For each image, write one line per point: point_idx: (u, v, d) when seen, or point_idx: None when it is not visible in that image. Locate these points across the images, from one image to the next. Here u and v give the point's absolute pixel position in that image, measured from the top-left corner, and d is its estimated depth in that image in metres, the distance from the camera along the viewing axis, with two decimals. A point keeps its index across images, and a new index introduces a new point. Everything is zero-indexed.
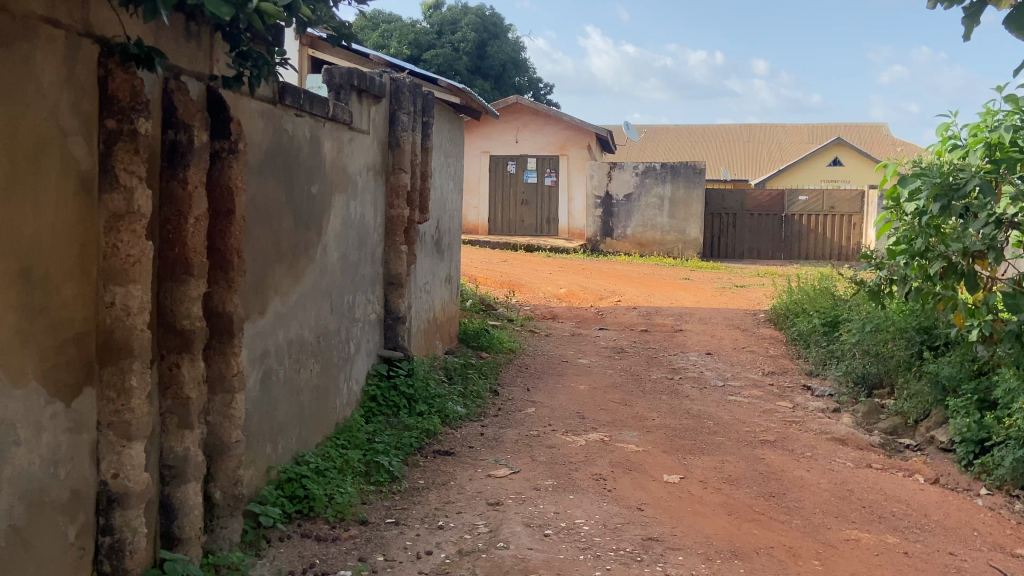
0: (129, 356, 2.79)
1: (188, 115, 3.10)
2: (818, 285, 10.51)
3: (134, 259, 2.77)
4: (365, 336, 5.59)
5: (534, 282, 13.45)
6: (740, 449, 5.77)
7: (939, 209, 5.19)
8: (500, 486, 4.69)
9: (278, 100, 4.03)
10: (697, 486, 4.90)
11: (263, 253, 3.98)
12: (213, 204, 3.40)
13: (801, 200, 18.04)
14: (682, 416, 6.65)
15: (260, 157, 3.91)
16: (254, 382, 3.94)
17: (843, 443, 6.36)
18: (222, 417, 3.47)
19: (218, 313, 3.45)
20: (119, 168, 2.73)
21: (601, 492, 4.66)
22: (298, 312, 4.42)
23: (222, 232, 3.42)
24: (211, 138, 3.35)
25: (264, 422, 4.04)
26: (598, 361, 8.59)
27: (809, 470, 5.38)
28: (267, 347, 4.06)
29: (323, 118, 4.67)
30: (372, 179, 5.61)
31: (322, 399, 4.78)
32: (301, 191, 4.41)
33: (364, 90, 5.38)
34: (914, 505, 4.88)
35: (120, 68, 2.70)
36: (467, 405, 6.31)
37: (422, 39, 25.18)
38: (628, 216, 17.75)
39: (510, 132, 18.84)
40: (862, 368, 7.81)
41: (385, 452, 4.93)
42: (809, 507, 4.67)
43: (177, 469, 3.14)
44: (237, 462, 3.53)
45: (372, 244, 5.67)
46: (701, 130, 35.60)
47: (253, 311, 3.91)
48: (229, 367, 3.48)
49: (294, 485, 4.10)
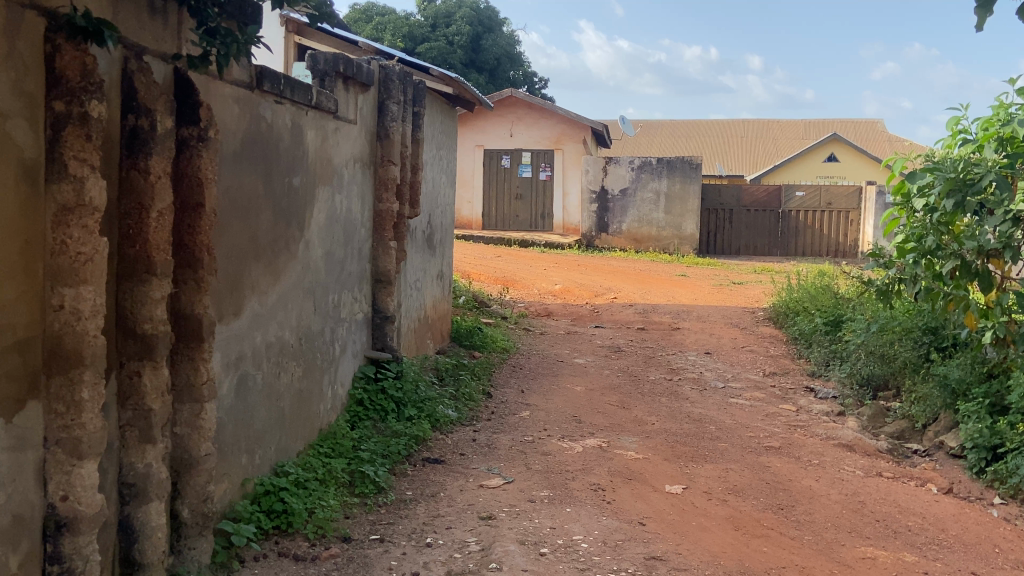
0: (80, 365, 2.50)
1: (151, 98, 2.81)
2: (818, 283, 10.26)
3: (85, 257, 2.48)
4: (351, 337, 5.31)
5: (529, 278, 13.16)
6: (744, 456, 5.51)
7: (953, 205, 4.98)
8: (493, 497, 4.43)
9: (256, 86, 3.74)
10: (701, 497, 4.64)
11: (239, 250, 3.69)
12: (180, 196, 3.11)
13: (799, 196, 17.76)
14: (683, 420, 6.38)
15: (235, 147, 3.62)
16: (229, 389, 3.66)
17: (850, 450, 6.11)
18: (190, 429, 3.19)
19: (186, 315, 3.16)
20: (69, 155, 2.42)
21: (600, 504, 4.40)
22: (278, 313, 4.14)
23: (191, 227, 3.13)
24: (177, 124, 3.07)
25: (240, 431, 3.76)
26: (594, 361, 8.32)
27: (817, 480, 5.12)
28: (243, 351, 3.78)
29: (306, 106, 4.38)
30: (359, 171, 5.31)
31: (305, 403, 4.50)
32: (281, 183, 4.12)
33: (350, 77, 5.07)
34: (931, 520, 4.64)
35: (69, 43, 2.40)
36: (459, 409, 6.04)
37: (416, 32, 24.92)
38: (623, 212, 17.52)
39: (504, 126, 18.50)
40: (867, 370, 7.55)
41: (370, 461, 4.65)
42: (820, 521, 4.42)
43: (138, 487, 2.86)
44: (207, 477, 3.25)
45: (359, 240, 5.39)
46: (696, 126, 35.36)
47: (227, 312, 3.62)
48: (198, 375, 3.19)
49: (271, 499, 3.82)
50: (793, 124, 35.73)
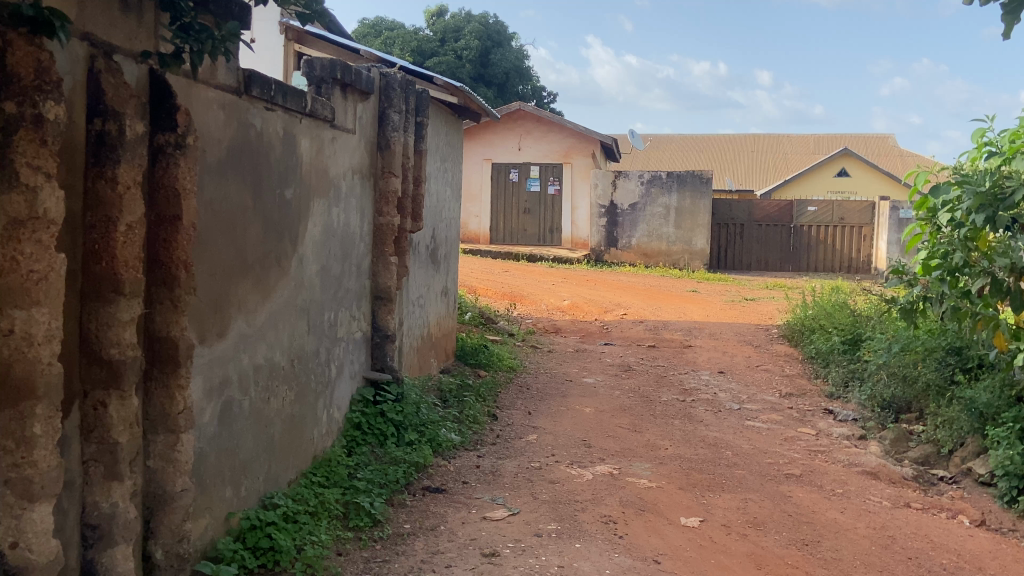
0: (30, 398, 2.24)
1: (120, 100, 2.57)
2: (834, 300, 9.96)
3: (38, 276, 2.22)
4: (349, 357, 5.04)
5: (537, 294, 12.89)
6: (763, 485, 5.20)
7: (983, 221, 4.82)
8: (496, 531, 4.14)
9: (244, 90, 3.50)
10: (720, 531, 4.34)
11: (224, 267, 3.44)
12: (155, 209, 2.86)
13: (811, 211, 17.47)
14: (698, 444, 6.08)
15: (220, 156, 3.37)
16: (212, 417, 3.40)
17: (875, 478, 5.79)
18: (165, 462, 2.92)
19: (161, 337, 2.90)
20: (21, 162, 2.17)
21: (611, 540, 4.10)
22: (267, 333, 3.88)
23: (167, 242, 2.87)
24: (153, 130, 2.82)
25: (223, 462, 3.49)
26: (604, 381, 8.01)
27: (843, 512, 4.82)
28: (228, 375, 3.51)
29: (300, 114, 4.13)
30: (357, 183, 5.06)
31: (297, 430, 4.24)
32: (272, 196, 3.87)
33: (348, 84, 4.83)
34: (967, 557, 4.33)
35: (22, 38, 2.15)
36: (462, 432, 5.76)
37: (425, 46, 24.82)
38: (633, 226, 17.22)
39: (513, 139, 18.28)
40: (889, 392, 7.22)
41: (366, 491, 4.36)
42: (848, 559, 4.11)
43: (102, 529, 2.60)
44: (183, 515, 2.99)
45: (358, 255, 5.14)
46: (706, 139, 35.11)
47: (210, 334, 3.36)
48: (173, 404, 2.92)
49: (257, 535, 3.55)
50: (804, 138, 35.44)
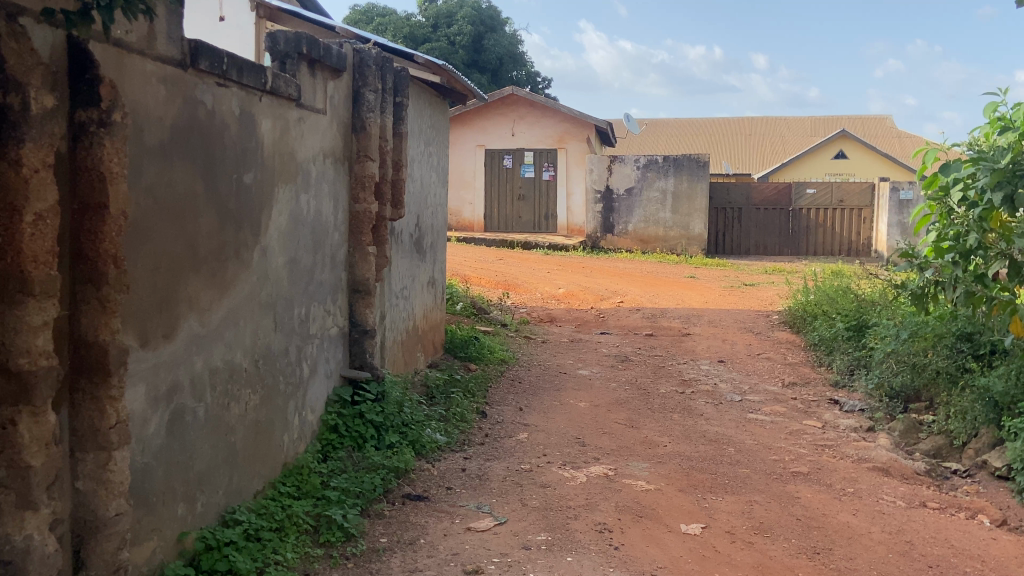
0: None
1: (24, 69, 2.20)
2: (836, 285, 9.61)
3: None
4: (323, 355, 4.70)
5: (531, 281, 12.53)
6: (769, 485, 4.87)
7: (1000, 199, 4.46)
8: (481, 545, 3.79)
9: (189, 64, 3.14)
10: (723, 539, 4.00)
11: (170, 260, 3.09)
12: (77, 197, 2.50)
13: (810, 193, 17.02)
14: (698, 441, 5.74)
15: (162, 136, 3.01)
16: (159, 427, 3.06)
17: (886, 474, 5.46)
18: (96, 483, 2.58)
19: (88, 342, 2.54)
20: None
21: (605, 552, 3.76)
22: (226, 332, 3.53)
23: (92, 233, 2.51)
24: (72, 105, 2.46)
25: (175, 477, 3.15)
26: (600, 373, 7.67)
27: (855, 513, 4.50)
28: (178, 379, 3.17)
29: (259, 91, 3.76)
30: (329, 168, 4.70)
31: (263, 435, 3.90)
32: (227, 182, 3.50)
33: (316, 60, 4.46)
34: (992, 564, 3.99)
35: None
36: (448, 433, 5.42)
37: (417, 32, 24.35)
38: (629, 211, 16.87)
39: (506, 124, 17.88)
40: (898, 380, 6.90)
41: (339, 501, 4.02)
42: (863, 569, 3.79)
43: (15, 565, 2.24)
44: (119, 542, 2.65)
45: (332, 244, 4.79)
46: (702, 123, 34.65)
47: (154, 335, 3.01)
48: (104, 418, 2.57)
49: (213, 556, 3.21)
50: (802, 120, 35.03)
